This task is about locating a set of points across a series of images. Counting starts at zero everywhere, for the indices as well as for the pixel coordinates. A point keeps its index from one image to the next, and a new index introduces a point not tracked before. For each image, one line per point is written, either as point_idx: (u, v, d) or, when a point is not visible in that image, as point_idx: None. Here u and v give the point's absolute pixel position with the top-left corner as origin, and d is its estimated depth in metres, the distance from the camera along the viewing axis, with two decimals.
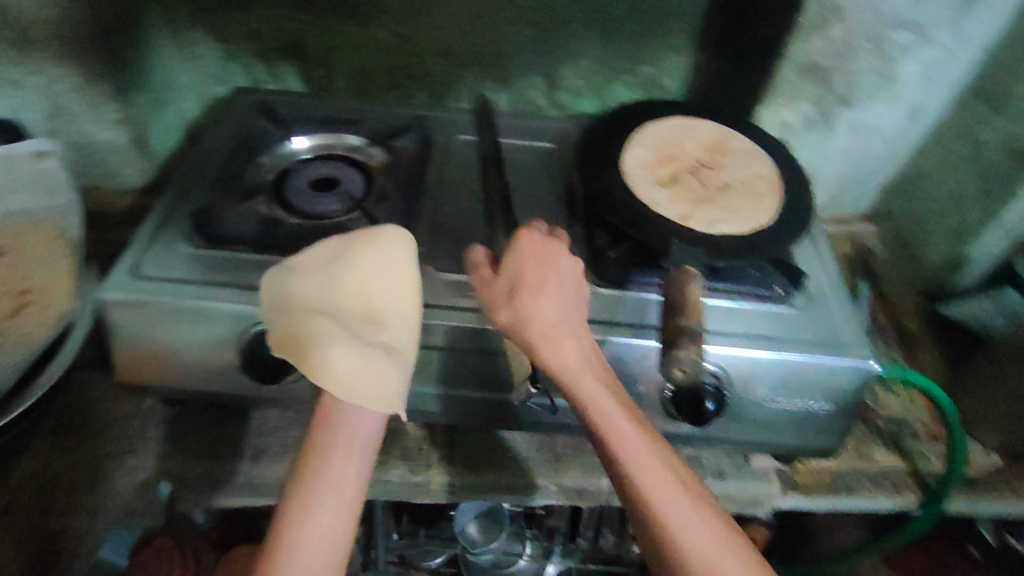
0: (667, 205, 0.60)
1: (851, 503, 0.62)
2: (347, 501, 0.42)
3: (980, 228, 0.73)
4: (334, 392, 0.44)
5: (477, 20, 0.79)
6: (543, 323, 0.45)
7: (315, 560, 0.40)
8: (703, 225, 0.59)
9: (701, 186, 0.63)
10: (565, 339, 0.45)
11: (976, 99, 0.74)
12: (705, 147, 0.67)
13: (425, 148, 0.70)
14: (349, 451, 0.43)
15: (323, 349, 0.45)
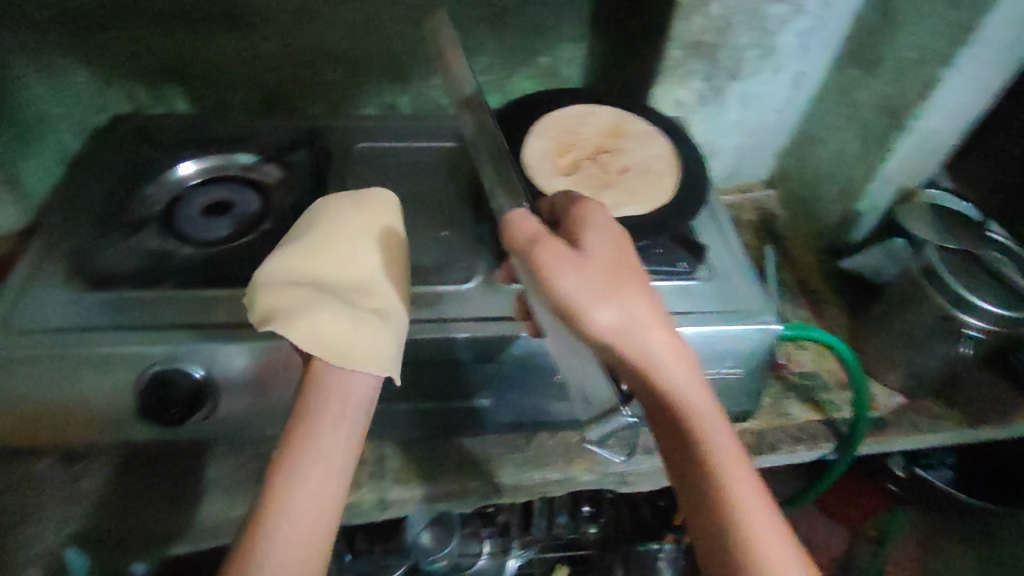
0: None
1: (773, 458, 0.65)
2: (336, 468, 0.41)
3: (866, 185, 0.76)
4: (325, 358, 0.44)
5: (367, 24, 0.77)
6: (643, 332, 0.42)
7: (305, 517, 0.39)
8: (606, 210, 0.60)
9: (602, 172, 0.64)
10: (666, 349, 0.43)
11: (849, 63, 0.76)
12: (603, 132, 0.68)
13: (323, 160, 0.67)
14: (339, 421, 0.42)
15: (313, 316, 0.45)
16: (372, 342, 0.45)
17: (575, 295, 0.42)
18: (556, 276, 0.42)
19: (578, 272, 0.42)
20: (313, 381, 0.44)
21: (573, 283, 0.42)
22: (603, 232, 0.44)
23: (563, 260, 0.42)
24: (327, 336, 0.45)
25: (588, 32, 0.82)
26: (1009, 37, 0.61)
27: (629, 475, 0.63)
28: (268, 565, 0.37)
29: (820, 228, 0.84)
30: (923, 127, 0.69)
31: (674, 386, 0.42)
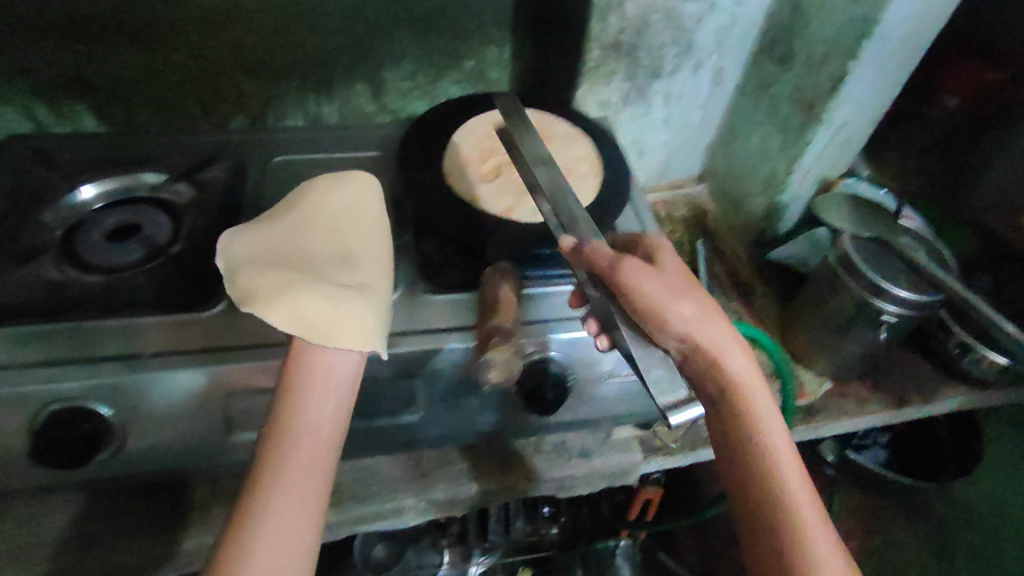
0: (491, 201, 0.61)
1: (704, 453, 0.68)
2: (322, 440, 0.44)
3: (787, 178, 0.77)
4: (304, 336, 0.45)
5: (280, 32, 0.74)
6: (710, 329, 0.49)
7: (296, 485, 0.42)
8: (527, 215, 0.60)
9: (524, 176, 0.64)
10: (731, 344, 0.49)
11: (766, 57, 0.77)
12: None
13: (237, 176, 0.65)
14: (324, 393, 0.45)
15: (291, 294, 0.45)
16: (352, 318, 0.46)
17: (652, 297, 0.47)
18: (637, 281, 0.47)
19: (655, 279, 0.48)
20: (297, 360, 0.45)
21: (654, 288, 0.48)
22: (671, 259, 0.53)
23: (640, 270, 0.48)
24: (305, 314, 0.45)
25: (511, 34, 0.81)
26: (908, 30, 0.63)
27: (567, 480, 0.63)
28: (264, 525, 0.40)
29: (748, 221, 0.86)
30: (836, 120, 0.71)
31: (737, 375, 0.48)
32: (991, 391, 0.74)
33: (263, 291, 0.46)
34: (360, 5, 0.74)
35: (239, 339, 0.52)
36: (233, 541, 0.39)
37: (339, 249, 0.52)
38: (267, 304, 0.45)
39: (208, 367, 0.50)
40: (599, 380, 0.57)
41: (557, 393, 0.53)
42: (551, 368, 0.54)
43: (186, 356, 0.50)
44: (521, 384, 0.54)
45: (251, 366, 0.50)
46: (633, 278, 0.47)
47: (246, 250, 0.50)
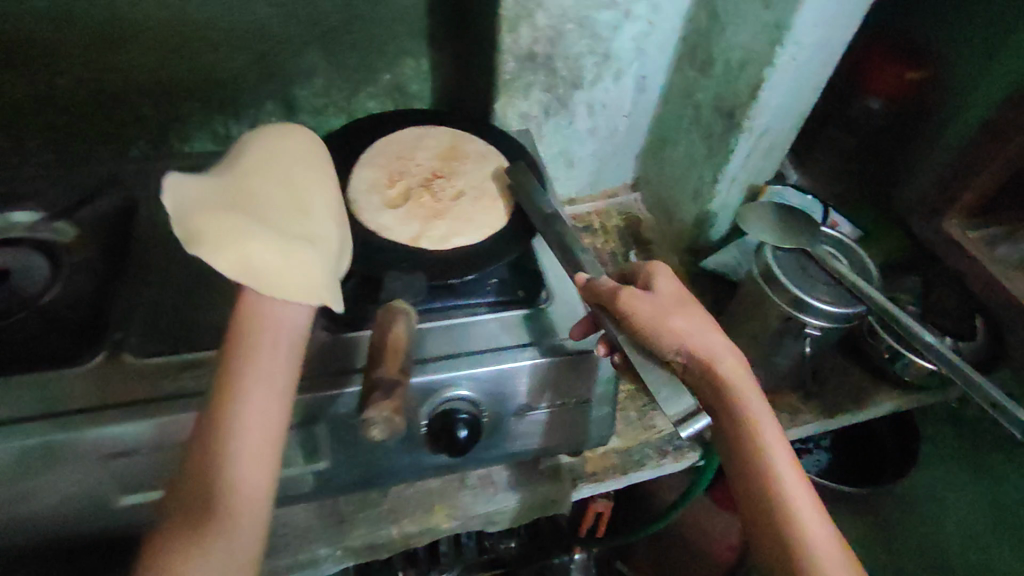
0: (397, 228, 0.57)
1: (639, 474, 0.66)
2: (279, 390, 0.40)
3: (712, 186, 0.76)
4: (256, 282, 0.41)
5: (175, 52, 0.69)
6: (707, 341, 0.48)
7: (253, 431, 0.38)
8: (436, 241, 0.57)
9: (435, 199, 0.61)
10: (726, 352, 0.48)
11: (686, 64, 0.75)
12: (438, 154, 0.65)
13: (126, 211, 0.60)
14: (282, 340, 0.41)
15: (242, 239, 0.42)
16: (303, 271, 0.44)
17: (647, 320, 0.48)
18: (632, 306, 0.48)
19: (649, 302, 0.49)
20: (246, 312, 0.41)
21: (645, 310, 0.48)
22: (668, 279, 0.52)
23: (635, 295, 0.49)
24: (257, 262, 0.42)
25: (426, 45, 0.78)
26: (820, 35, 0.61)
27: (493, 514, 0.61)
28: (218, 480, 0.37)
29: (679, 230, 0.85)
30: (756, 127, 0.70)
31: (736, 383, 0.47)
32: (921, 393, 0.73)
33: (211, 235, 0.42)
34: (259, 21, 0.69)
35: (125, 396, 0.48)
36: (201, 496, 0.36)
37: (290, 195, 0.49)
38: (215, 249, 0.41)
39: (104, 429, 0.46)
40: (517, 415, 0.55)
41: (468, 431, 0.50)
42: (461, 408, 0.51)
43: (61, 420, 0.47)
44: (431, 422, 0.52)
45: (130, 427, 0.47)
46: (626, 304, 0.48)
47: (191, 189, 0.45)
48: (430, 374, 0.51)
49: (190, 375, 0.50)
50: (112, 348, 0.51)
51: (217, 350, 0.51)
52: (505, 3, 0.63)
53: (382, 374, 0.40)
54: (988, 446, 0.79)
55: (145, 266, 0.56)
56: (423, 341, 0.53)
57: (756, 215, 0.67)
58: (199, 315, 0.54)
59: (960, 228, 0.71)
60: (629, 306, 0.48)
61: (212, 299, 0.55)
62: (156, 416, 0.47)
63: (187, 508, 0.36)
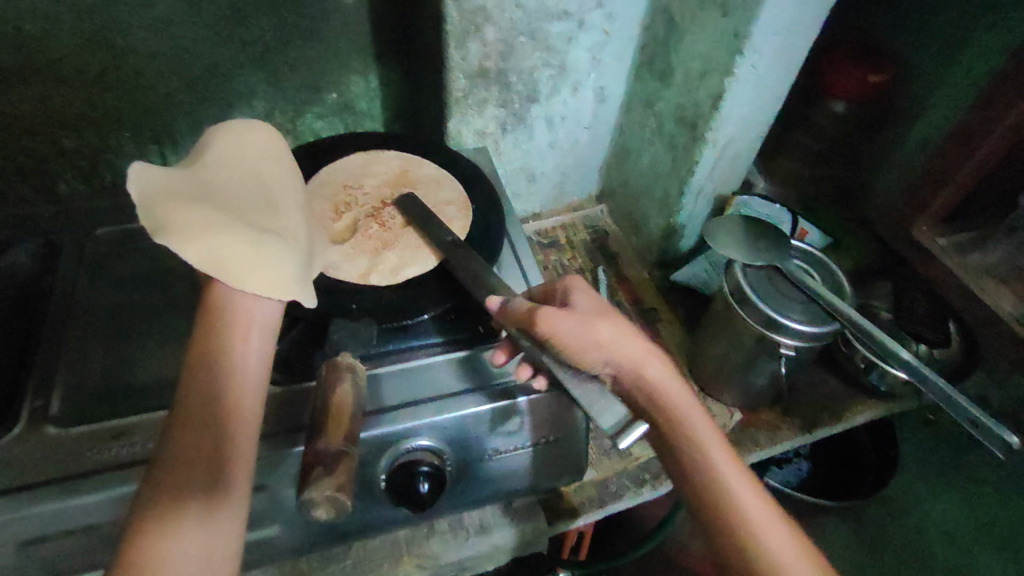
0: (344, 265, 0.55)
1: (616, 506, 0.62)
2: (252, 380, 0.40)
3: (679, 199, 0.73)
4: (224, 278, 0.40)
5: (98, 81, 0.64)
6: (633, 350, 0.46)
7: (223, 417, 0.37)
8: (385, 276, 0.55)
9: (385, 230, 0.59)
10: (649, 357, 0.46)
11: (645, 73, 0.73)
12: (389, 180, 0.62)
13: (47, 259, 0.56)
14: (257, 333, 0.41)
15: (211, 232, 0.40)
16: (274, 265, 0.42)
17: (569, 340, 0.44)
18: (551, 328, 0.44)
19: (570, 319, 0.44)
20: (213, 307, 0.41)
21: (568, 326, 0.44)
22: (584, 293, 0.49)
23: (552, 312, 0.44)
24: (224, 257, 0.40)
25: (374, 62, 0.74)
26: (781, 43, 0.59)
27: (467, 561, 0.57)
28: (178, 464, 0.35)
29: (648, 242, 0.82)
30: (720, 138, 0.67)
31: (669, 392, 0.45)
32: (901, 403, 0.72)
33: (179, 227, 0.39)
34: (189, 43, 0.65)
35: (54, 473, 0.43)
36: (179, 477, 0.35)
37: (260, 193, 0.48)
38: (183, 241, 0.39)
39: (42, 508, 0.41)
40: (484, 460, 0.51)
41: (430, 486, 0.46)
42: (423, 459, 0.47)
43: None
44: (390, 477, 0.47)
45: (65, 507, 0.41)
46: (546, 325, 0.43)
47: (155, 178, 0.42)
48: (387, 426, 0.47)
49: (122, 445, 0.44)
50: (33, 416, 0.45)
51: (167, 412, 0.46)
52: (450, 18, 0.60)
53: (323, 447, 0.35)
54: (966, 447, 0.78)
55: (71, 319, 0.51)
56: (378, 387, 0.50)
57: (725, 231, 0.65)
58: (129, 374, 0.49)
59: (931, 238, 0.70)
60: (547, 327, 0.44)
61: (145, 353, 0.50)
62: (90, 493, 0.42)
63: (162, 492, 0.34)
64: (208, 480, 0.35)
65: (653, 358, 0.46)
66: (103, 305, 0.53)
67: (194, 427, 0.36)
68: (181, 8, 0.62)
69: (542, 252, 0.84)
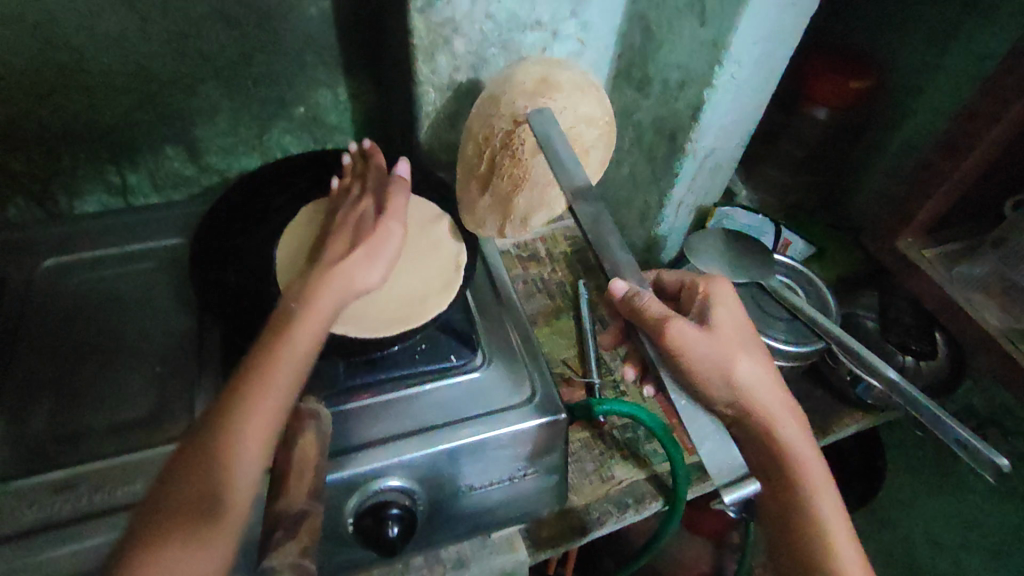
0: (484, 222, 0.62)
1: (600, 532, 0.60)
2: (297, 361, 0.39)
3: (660, 210, 0.71)
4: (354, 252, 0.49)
5: (47, 100, 0.61)
6: (766, 396, 0.44)
7: (262, 410, 0.36)
8: (518, 227, 0.64)
9: (519, 167, 0.57)
10: (783, 411, 0.44)
11: (624, 81, 0.70)
12: (527, 91, 0.57)
13: None
14: (341, 291, 0.45)
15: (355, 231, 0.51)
16: (394, 240, 0.50)
17: (698, 365, 0.43)
18: (683, 346, 0.43)
19: (707, 343, 0.44)
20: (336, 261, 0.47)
21: (701, 350, 0.43)
22: (728, 311, 0.47)
23: (687, 331, 0.43)
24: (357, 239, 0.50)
25: (343, 74, 0.72)
26: (760, 52, 0.57)
27: None
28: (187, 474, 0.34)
29: (630, 253, 0.80)
30: (700, 149, 0.65)
31: (796, 449, 0.43)
32: (888, 414, 0.70)
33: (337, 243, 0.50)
34: (144, 59, 0.62)
35: (24, 528, 0.40)
36: (198, 473, 0.34)
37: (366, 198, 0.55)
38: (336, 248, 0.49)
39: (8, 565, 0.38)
40: (459, 497, 0.49)
41: (400, 529, 0.44)
42: (393, 501, 0.45)
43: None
44: (358, 519, 0.45)
45: (37, 562, 0.38)
46: (679, 342, 0.43)
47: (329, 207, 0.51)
48: (353, 467, 0.44)
49: (126, 487, 0.42)
50: None
51: (173, 447, 0.44)
52: (417, 31, 0.57)
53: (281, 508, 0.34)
54: (955, 458, 0.76)
55: (16, 360, 0.48)
56: (344, 424, 0.47)
57: (709, 244, 0.63)
58: (80, 419, 0.46)
59: (915, 249, 0.68)
60: (679, 343, 0.43)
61: (101, 394, 0.48)
62: (79, 541, 0.39)
63: (184, 481, 0.33)
64: (222, 483, 0.34)
65: (788, 411, 0.44)
66: (50, 342, 0.50)
67: (236, 409, 0.36)
68: (134, 24, 0.59)
69: (522, 265, 0.81)
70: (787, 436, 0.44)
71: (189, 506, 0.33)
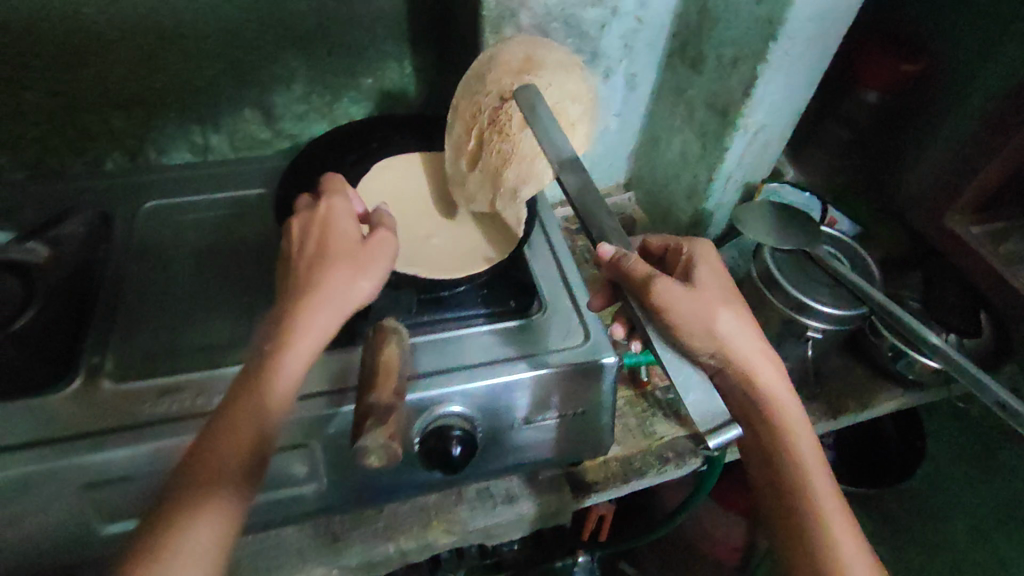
0: (476, 198, 0.60)
1: (640, 483, 0.63)
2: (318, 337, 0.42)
3: (709, 185, 0.74)
4: (345, 265, 0.45)
5: (147, 63, 0.67)
6: (746, 346, 0.48)
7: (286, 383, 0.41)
8: (509, 199, 0.59)
9: (506, 141, 0.56)
10: (763, 361, 0.48)
11: (678, 60, 0.74)
12: (513, 69, 0.56)
13: (100, 229, 0.59)
14: (329, 316, 0.43)
15: (344, 242, 0.46)
16: (384, 255, 0.46)
17: (684, 320, 0.46)
18: (668, 302, 0.45)
19: (689, 300, 0.46)
20: (328, 266, 0.44)
21: (684, 307, 0.46)
22: (711, 270, 0.51)
23: (671, 289, 0.46)
24: (348, 251, 0.46)
25: (410, 47, 0.76)
26: (814, 28, 0.60)
27: (492, 529, 0.58)
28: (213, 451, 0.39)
29: (676, 229, 0.83)
30: (751, 124, 0.68)
31: (771, 392, 0.47)
32: (930, 390, 0.72)
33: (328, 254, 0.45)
34: (233, 26, 0.67)
35: (116, 423, 0.45)
36: (217, 445, 0.39)
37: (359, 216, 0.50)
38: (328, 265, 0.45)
39: (126, 450, 0.44)
40: (513, 429, 0.53)
41: (462, 449, 0.48)
42: (455, 426, 0.49)
43: (49, 448, 0.43)
44: (423, 440, 0.49)
45: (150, 448, 0.44)
46: (665, 297, 0.45)
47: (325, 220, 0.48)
48: (421, 391, 0.49)
49: (172, 400, 0.47)
50: (88, 373, 0.48)
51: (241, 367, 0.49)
52: (486, 3, 0.61)
53: (374, 400, 0.37)
54: (995, 442, 0.77)
55: (123, 286, 0.54)
56: (415, 354, 0.52)
57: (756, 213, 0.65)
58: (181, 337, 0.51)
59: (964, 226, 0.70)
60: (664, 300, 0.45)
61: (194, 318, 0.53)
62: (150, 440, 0.44)
63: (197, 462, 0.39)
64: (239, 463, 0.39)
65: (766, 360, 0.48)
66: (152, 274, 0.56)
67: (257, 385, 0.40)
68: None
69: (570, 237, 0.85)
70: (766, 382, 0.47)
71: (208, 472, 0.38)
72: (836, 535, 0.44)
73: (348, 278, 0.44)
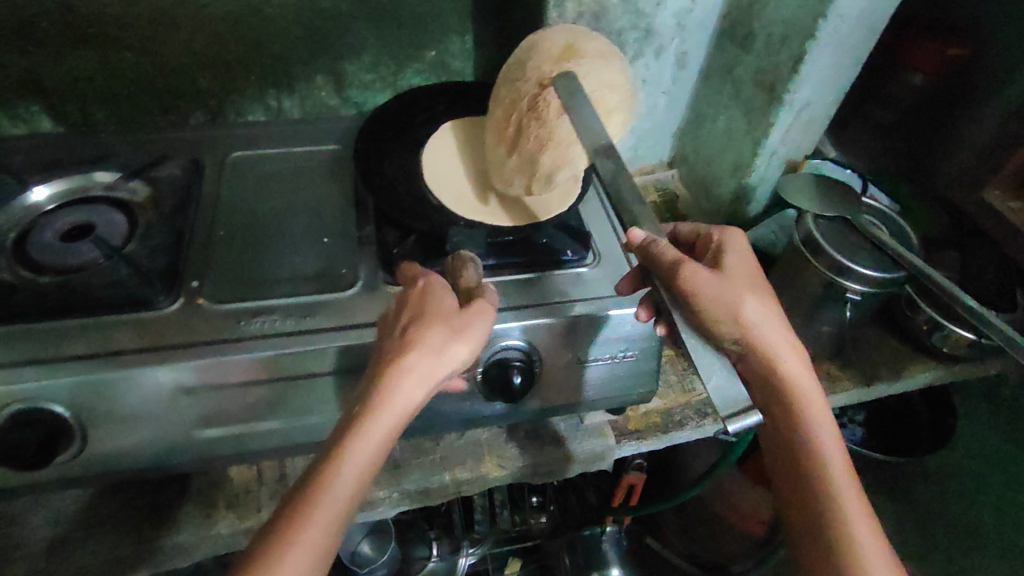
0: (512, 181, 0.61)
1: (679, 434, 0.67)
2: (409, 400, 0.43)
3: (753, 159, 0.77)
4: (439, 327, 0.45)
5: (235, 28, 0.72)
6: (770, 333, 0.49)
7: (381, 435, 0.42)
8: (544, 183, 0.60)
9: (543, 126, 0.57)
10: (786, 348, 0.49)
11: (727, 39, 0.77)
12: (553, 57, 0.57)
13: (194, 174, 0.64)
14: (420, 380, 0.44)
15: (438, 306, 0.47)
16: (482, 321, 0.47)
17: (709, 305, 0.47)
18: (696, 287, 0.47)
19: (716, 284, 0.48)
20: (421, 326, 0.45)
21: (710, 291, 0.47)
22: (739, 257, 0.52)
23: (698, 273, 0.47)
24: (442, 314, 0.46)
25: (471, 22, 0.80)
26: (864, 7, 0.63)
27: (541, 467, 0.62)
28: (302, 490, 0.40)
29: (717, 204, 0.87)
30: (796, 101, 0.71)
31: (794, 379, 0.49)
32: (963, 365, 0.74)
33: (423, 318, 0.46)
34: None
35: (217, 337, 0.51)
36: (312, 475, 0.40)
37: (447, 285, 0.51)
38: (422, 327, 0.45)
39: (227, 360, 0.49)
40: (568, 367, 0.56)
41: (522, 378, 0.53)
42: (513, 357, 0.54)
43: (161, 354, 0.49)
44: (486, 369, 0.53)
45: (248, 357, 0.49)
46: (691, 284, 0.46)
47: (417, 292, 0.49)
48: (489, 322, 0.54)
49: (264, 321, 0.52)
50: (189, 295, 0.54)
51: (334, 295, 0.55)
52: None
53: None
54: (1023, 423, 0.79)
55: (217, 223, 0.60)
56: None
57: (797, 184, 0.70)
58: (269, 269, 0.57)
59: (1002, 200, 0.73)
60: (690, 284, 0.47)
61: (279, 253, 0.58)
62: (248, 351, 0.50)
63: (297, 498, 0.40)
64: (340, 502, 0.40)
65: (790, 346, 0.49)
66: (240, 214, 0.61)
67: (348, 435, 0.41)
68: None
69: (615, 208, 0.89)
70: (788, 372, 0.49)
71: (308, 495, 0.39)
72: (852, 519, 0.46)
73: (443, 341, 0.45)
